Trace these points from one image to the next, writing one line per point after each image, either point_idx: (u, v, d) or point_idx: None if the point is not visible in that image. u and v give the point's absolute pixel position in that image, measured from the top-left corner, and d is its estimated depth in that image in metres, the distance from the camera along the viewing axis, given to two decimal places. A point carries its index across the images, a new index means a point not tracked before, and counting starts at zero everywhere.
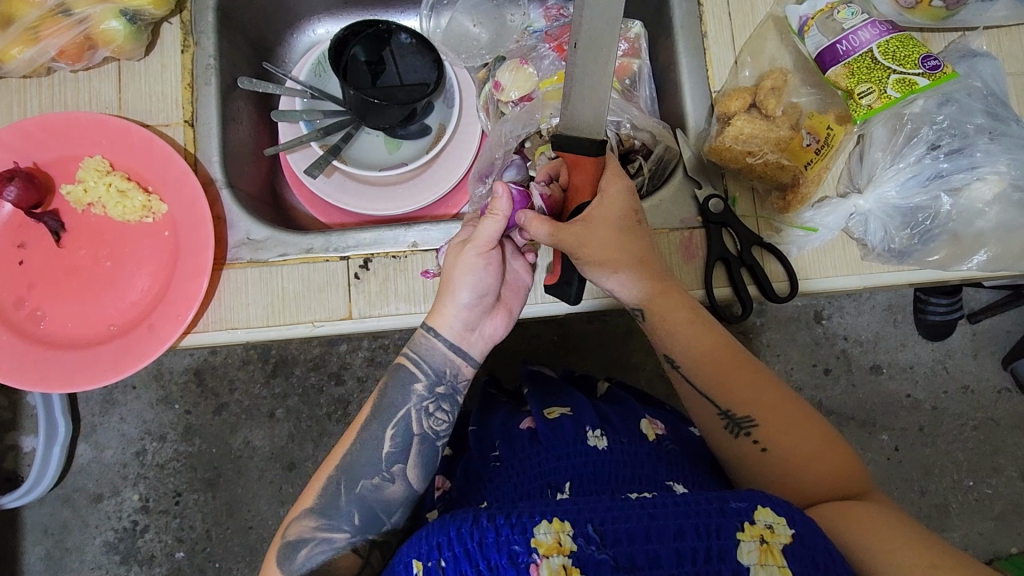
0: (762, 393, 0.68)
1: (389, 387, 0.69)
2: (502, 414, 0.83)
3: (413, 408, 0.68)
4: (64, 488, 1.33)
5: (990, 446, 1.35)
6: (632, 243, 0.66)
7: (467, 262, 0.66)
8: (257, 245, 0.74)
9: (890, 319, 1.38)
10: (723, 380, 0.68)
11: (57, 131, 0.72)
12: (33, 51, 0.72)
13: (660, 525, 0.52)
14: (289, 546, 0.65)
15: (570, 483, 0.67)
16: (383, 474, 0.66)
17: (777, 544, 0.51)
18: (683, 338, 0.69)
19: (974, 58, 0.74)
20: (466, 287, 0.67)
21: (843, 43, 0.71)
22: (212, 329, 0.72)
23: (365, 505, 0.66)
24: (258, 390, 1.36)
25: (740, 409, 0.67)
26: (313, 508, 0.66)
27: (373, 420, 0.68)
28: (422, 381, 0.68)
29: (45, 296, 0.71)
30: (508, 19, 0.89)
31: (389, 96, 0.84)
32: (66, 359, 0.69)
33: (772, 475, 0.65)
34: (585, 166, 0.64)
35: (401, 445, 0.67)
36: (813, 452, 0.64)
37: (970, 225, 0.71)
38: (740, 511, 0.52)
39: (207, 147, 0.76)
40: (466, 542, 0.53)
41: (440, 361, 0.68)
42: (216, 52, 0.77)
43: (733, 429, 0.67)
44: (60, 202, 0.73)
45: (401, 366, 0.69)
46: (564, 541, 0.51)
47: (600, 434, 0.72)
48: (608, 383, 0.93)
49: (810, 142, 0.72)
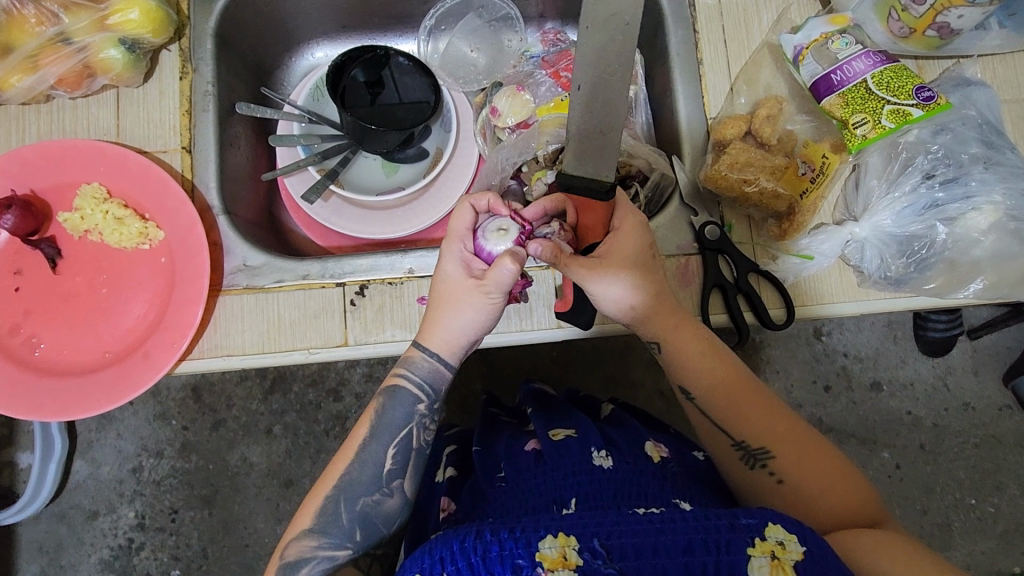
0: (778, 424, 0.67)
1: (389, 407, 0.68)
2: (506, 435, 0.83)
3: (413, 426, 0.68)
4: (60, 505, 1.32)
5: (992, 463, 1.34)
6: (648, 274, 0.66)
7: (485, 305, 0.64)
8: (253, 271, 0.74)
9: (890, 335, 1.38)
10: (738, 414, 0.68)
11: (55, 158, 0.72)
12: (31, 79, 0.72)
13: (668, 540, 0.51)
14: (288, 567, 0.64)
15: (575, 499, 0.66)
16: (382, 491, 0.67)
17: (788, 561, 0.51)
18: (696, 373, 0.70)
19: (968, 87, 0.74)
20: (476, 323, 0.66)
21: (838, 73, 0.71)
22: (208, 356, 0.72)
23: (366, 522, 0.66)
24: (255, 406, 1.35)
25: (754, 441, 0.67)
26: (311, 528, 0.65)
27: (370, 440, 0.67)
28: (425, 402, 0.68)
29: (41, 323, 0.71)
30: (504, 44, 0.91)
31: (388, 116, 0.85)
32: (59, 386, 0.69)
33: (779, 506, 0.65)
34: (596, 211, 0.62)
35: (401, 461, 0.68)
36: (822, 481, 0.64)
37: (966, 254, 0.71)
38: (751, 528, 0.52)
39: (204, 173, 0.76)
40: (469, 556, 0.52)
41: (440, 382, 0.69)
42: (215, 78, 0.78)
43: (748, 461, 0.67)
44: (57, 229, 0.73)
45: (399, 388, 0.68)
46: (569, 555, 0.51)
47: (605, 454, 0.72)
48: (611, 404, 0.92)
49: (805, 171, 0.73)
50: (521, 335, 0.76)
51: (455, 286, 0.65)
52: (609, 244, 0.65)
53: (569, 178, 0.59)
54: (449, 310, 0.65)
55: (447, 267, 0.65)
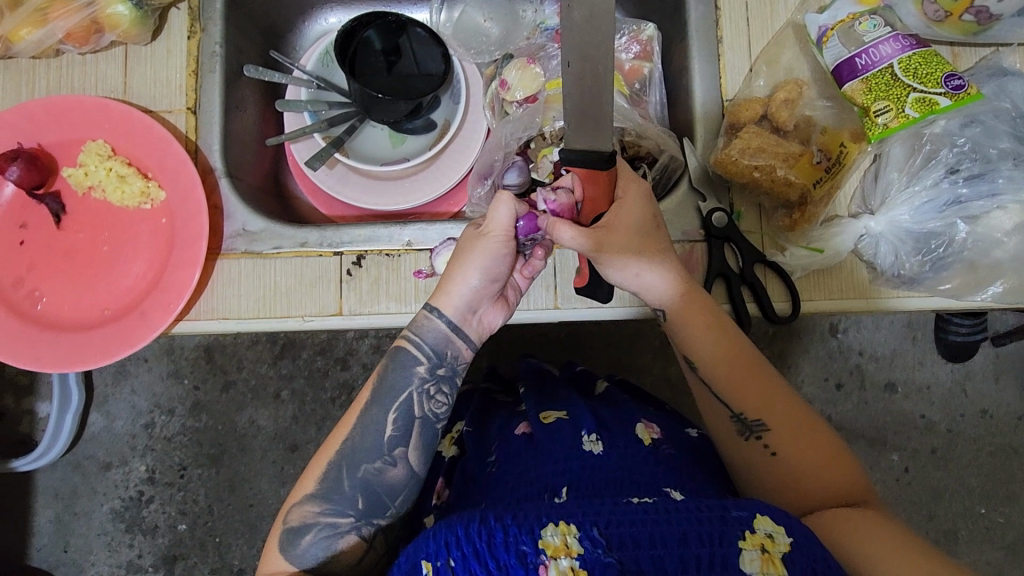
0: (779, 397, 0.65)
1: (391, 369, 0.67)
2: (501, 417, 0.82)
3: (414, 392, 0.67)
4: (76, 454, 1.36)
5: (1006, 473, 1.30)
6: (655, 244, 0.65)
7: (483, 252, 0.64)
8: (252, 236, 0.74)
9: (909, 336, 1.34)
10: (737, 382, 0.66)
11: (62, 114, 0.72)
12: (41, 32, 0.72)
13: (664, 530, 0.50)
14: (292, 531, 0.64)
15: (567, 487, 0.63)
16: (384, 459, 0.65)
17: (778, 554, 0.48)
18: (702, 340, 0.67)
19: (1004, 77, 0.70)
20: (477, 274, 0.65)
21: (862, 57, 0.68)
22: (203, 318, 0.73)
23: (368, 490, 0.65)
24: (265, 370, 1.37)
25: (753, 413, 0.65)
26: (314, 494, 0.65)
27: (372, 404, 0.67)
28: (423, 364, 0.67)
29: (43, 277, 0.72)
30: (519, 14, 0.87)
31: (405, 86, 0.84)
32: (58, 340, 0.70)
33: (767, 477, 0.63)
34: (600, 179, 0.62)
35: (402, 429, 0.66)
36: (814, 467, 0.62)
37: (987, 255, 0.68)
38: (741, 520, 0.50)
39: (208, 136, 0.75)
40: (474, 542, 0.51)
41: (450, 347, 0.67)
42: (223, 38, 0.77)
43: (744, 433, 0.65)
44: (62, 184, 0.74)
45: (401, 349, 0.68)
46: (571, 543, 0.49)
47: (595, 439, 0.70)
48: (607, 382, 0.91)
49: (820, 160, 0.69)
50: (516, 316, 0.75)
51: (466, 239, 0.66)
52: (612, 215, 0.63)
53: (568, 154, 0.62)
54: (457, 261, 0.66)
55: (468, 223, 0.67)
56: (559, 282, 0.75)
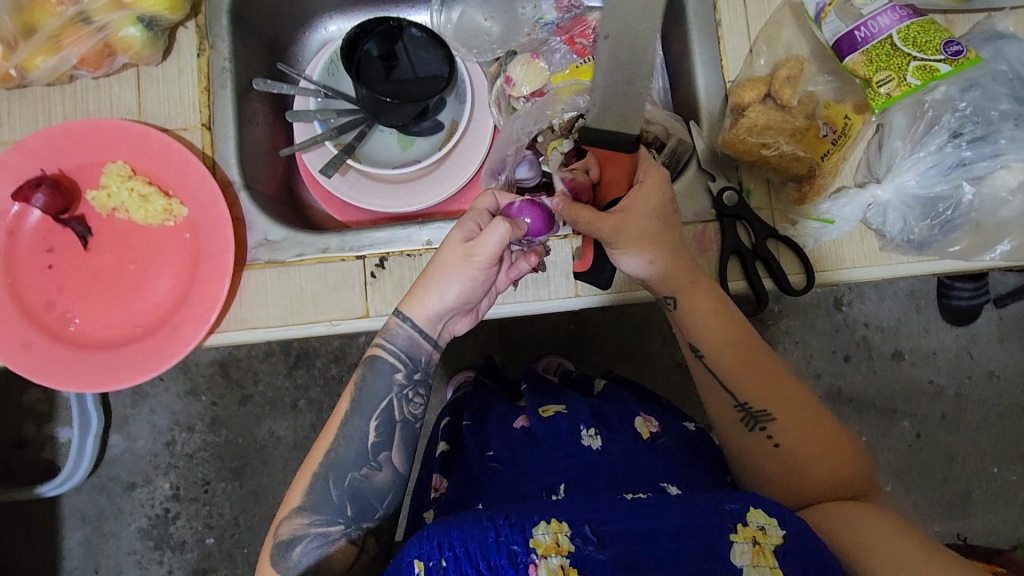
0: (784, 389, 0.66)
1: (369, 379, 0.69)
2: (499, 409, 0.82)
3: (393, 398, 0.69)
4: (99, 476, 1.38)
5: (1015, 432, 1.33)
6: (668, 232, 0.66)
7: (462, 270, 0.65)
8: (274, 245, 0.76)
9: (913, 305, 1.35)
10: (744, 373, 0.67)
11: (81, 138, 0.74)
12: (55, 60, 0.73)
13: (659, 526, 0.51)
14: (282, 545, 0.65)
15: (565, 484, 0.66)
16: (370, 464, 0.67)
17: (769, 545, 0.51)
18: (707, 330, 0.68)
19: (1000, 40, 0.72)
20: (453, 289, 0.66)
21: (862, 30, 0.70)
22: (233, 329, 0.74)
23: (357, 496, 0.67)
24: (280, 382, 1.39)
25: (758, 403, 0.66)
26: (303, 506, 0.66)
27: (354, 413, 0.68)
28: (401, 371, 0.69)
29: (74, 299, 0.74)
30: (518, 12, 0.87)
31: (402, 91, 0.85)
32: (94, 359, 0.72)
33: (768, 469, 0.65)
34: (619, 163, 0.61)
35: (385, 434, 0.68)
36: (816, 458, 0.64)
37: (993, 215, 0.70)
38: (734, 513, 0.52)
39: (225, 150, 0.77)
40: (466, 543, 0.52)
41: (423, 355, 0.70)
42: (231, 54, 0.78)
43: (749, 423, 0.66)
44: (86, 207, 0.75)
45: (377, 357, 0.69)
46: (562, 542, 0.51)
47: (594, 433, 0.72)
48: (604, 379, 0.90)
49: (826, 133, 0.71)
50: (537, 305, 0.77)
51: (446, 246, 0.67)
52: (629, 200, 0.63)
53: (593, 134, 0.59)
54: (436, 275, 0.66)
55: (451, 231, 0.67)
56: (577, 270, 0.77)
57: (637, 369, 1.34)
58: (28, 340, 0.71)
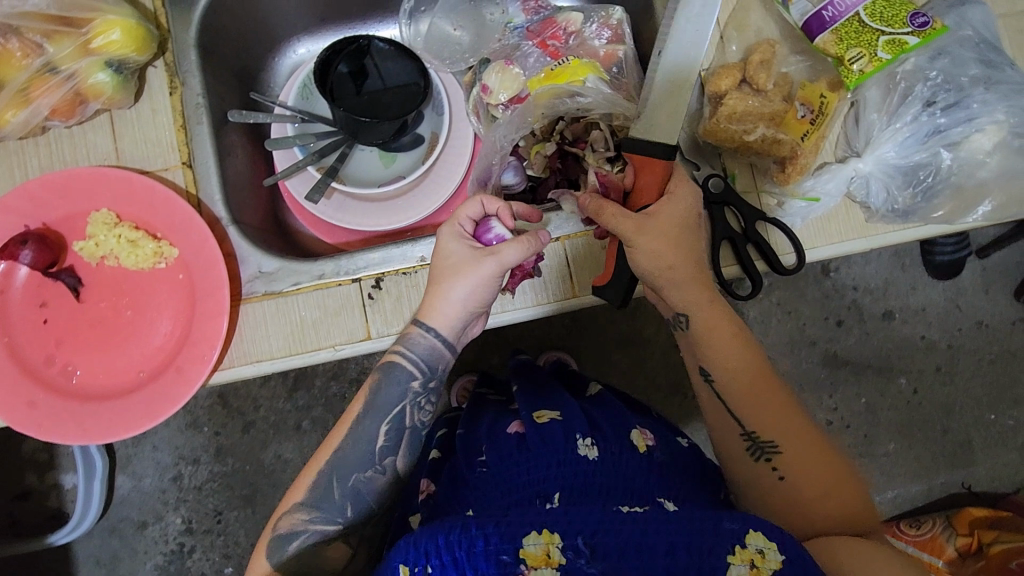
0: (795, 426, 0.66)
1: (384, 383, 0.69)
2: (490, 415, 0.83)
3: (407, 404, 0.70)
4: (109, 518, 1.37)
5: (1008, 377, 1.36)
6: (693, 240, 0.67)
7: (476, 275, 0.65)
8: (269, 277, 0.76)
9: (898, 264, 1.37)
10: (755, 403, 0.67)
11: (62, 189, 0.73)
12: (26, 112, 0.71)
13: (651, 542, 0.52)
14: (280, 538, 0.67)
15: (559, 493, 0.65)
16: (375, 467, 0.68)
17: (767, 570, 0.51)
18: (721, 353, 0.68)
19: (963, 6, 0.74)
20: (466, 295, 0.67)
21: (829, 9, 0.70)
22: (238, 364, 0.74)
23: (358, 497, 0.68)
24: (282, 405, 1.38)
25: (765, 434, 0.66)
26: (304, 502, 0.67)
27: (366, 416, 0.69)
28: (417, 377, 0.69)
29: (74, 351, 0.73)
30: (486, 18, 0.88)
31: (375, 105, 0.85)
32: (100, 409, 0.71)
33: (770, 498, 0.65)
34: (656, 170, 0.68)
35: (394, 438, 0.69)
36: (821, 495, 0.63)
37: (972, 176, 0.71)
38: (733, 534, 0.52)
39: (208, 187, 0.76)
40: (454, 550, 0.53)
41: (440, 363, 0.70)
42: (204, 89, 0.77)
43: (754, 453, 0.66)
44: (74, 257, 0.74)
45: (395, 362, 0.69)
46: (552, 554, 0.52)
47: (590, 443, 0.70)
48: (600, 385, 0.93)
49: (804, 113, 0.72)
50: (538, 310, 0.76)
51: (450, 253, 0.67)
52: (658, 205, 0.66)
53: (636, 141, 0.68)
54: (450, 283, 0.66)
55: (450, 241, 0.67)
56: (574, 272, 0.76)
57: (637, 355, 1.35)
58: (32, 399, 0.70)
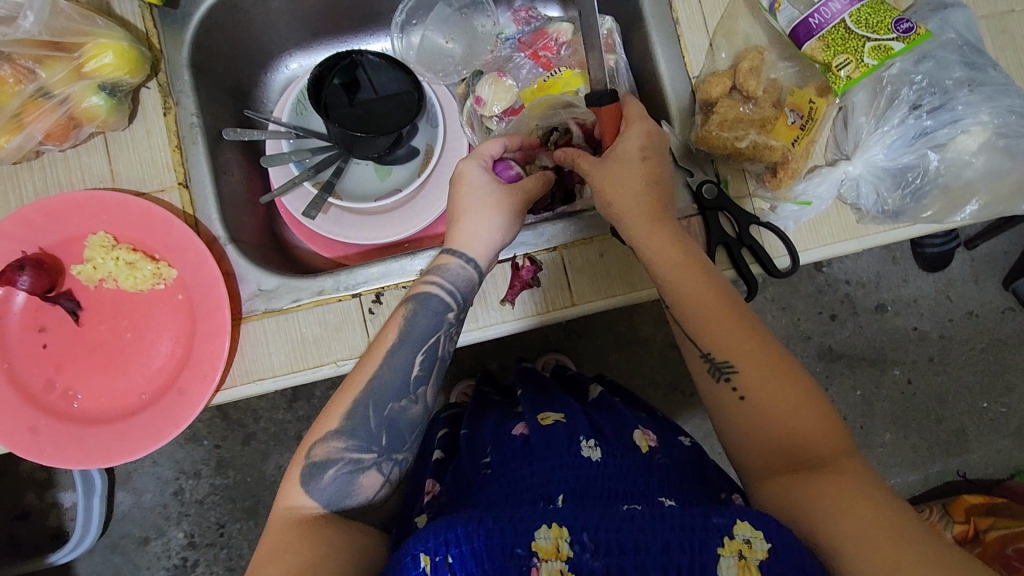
0: (758, 348, 0.62)
1: (419, 313, 0.67)
2: (494, 417, 0.84)
3: (441, 335, 0.68)
4: (111, 535, 1.36)
5: (1000, 365, 1.38)
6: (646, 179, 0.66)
7: (509, 202, 0.68)
8: (269, 295, 0.76)
9: (889, 257, 1.39)
10: (711, 328, 0.63)
11: (57, 213, 0.73)
12: (20, 138, 0.71)
13: (648, 539, 0.52)
14: (316, 465, 0.63)
15: (563, 495, 0.65)
16: (408, 397, 0.66)
17: (755, 560, 0.51)
18: (670, 284, 0.64)
19: (945, 10, 0.75)
20: (498, 224, 0.68)
21: (816, 16, 0.71)
22: (240, 383, 0.74)
23: (393, 427, 0.65)
24: (282, 415, 1.38)
25: (722, 353, 0.62)
26: (339, 429, 0.64)
27: (401, 345, 0.66)
28: (452, 309, 0.68)
29: (74, 375, 0.73)
30: (477, 29, 0.90)
31: (370, 117, 0.85)
32: (103, 433, 0.71)
33: (733, 422, 0.62)
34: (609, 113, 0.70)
35: (427, 368, 0.67)
36: (785, 416, 0.59)
37: (958, 177, 0.72)
38: (720, 529, 0.52)
39: (205, 207, 0.77)
40: (471, 541, 0.53)
41: (472, 292, 0.70)
42: (197, 109, 0.78)
43: (714, 373, 0.63)
44: (72, 282, 0.74)
45: (430, 292, 0.68)
46: (563, 547, 0.53)
47: (593, 444, 0.71)
48: (600, 385, 0.94)
49: (795, 119, 0.74)
50: (540, 319, 0.76)
51: (483, 183, 0.69)
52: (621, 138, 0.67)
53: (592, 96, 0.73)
54: (484, 210, 0.68)
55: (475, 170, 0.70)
56: (572, 280, 0.77)
57: (635, 355, 1.36)
58: (34, 424, 0.70)
